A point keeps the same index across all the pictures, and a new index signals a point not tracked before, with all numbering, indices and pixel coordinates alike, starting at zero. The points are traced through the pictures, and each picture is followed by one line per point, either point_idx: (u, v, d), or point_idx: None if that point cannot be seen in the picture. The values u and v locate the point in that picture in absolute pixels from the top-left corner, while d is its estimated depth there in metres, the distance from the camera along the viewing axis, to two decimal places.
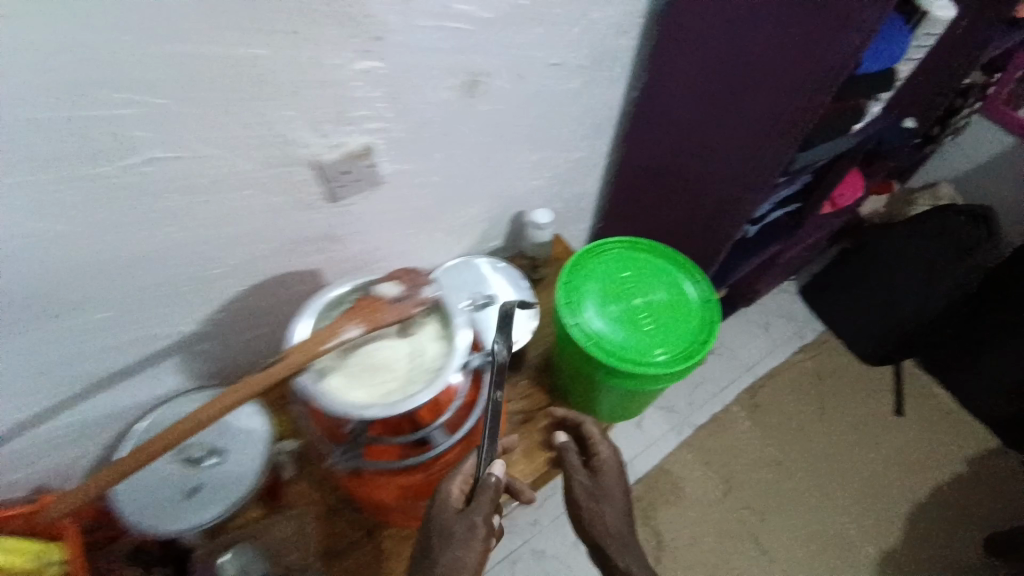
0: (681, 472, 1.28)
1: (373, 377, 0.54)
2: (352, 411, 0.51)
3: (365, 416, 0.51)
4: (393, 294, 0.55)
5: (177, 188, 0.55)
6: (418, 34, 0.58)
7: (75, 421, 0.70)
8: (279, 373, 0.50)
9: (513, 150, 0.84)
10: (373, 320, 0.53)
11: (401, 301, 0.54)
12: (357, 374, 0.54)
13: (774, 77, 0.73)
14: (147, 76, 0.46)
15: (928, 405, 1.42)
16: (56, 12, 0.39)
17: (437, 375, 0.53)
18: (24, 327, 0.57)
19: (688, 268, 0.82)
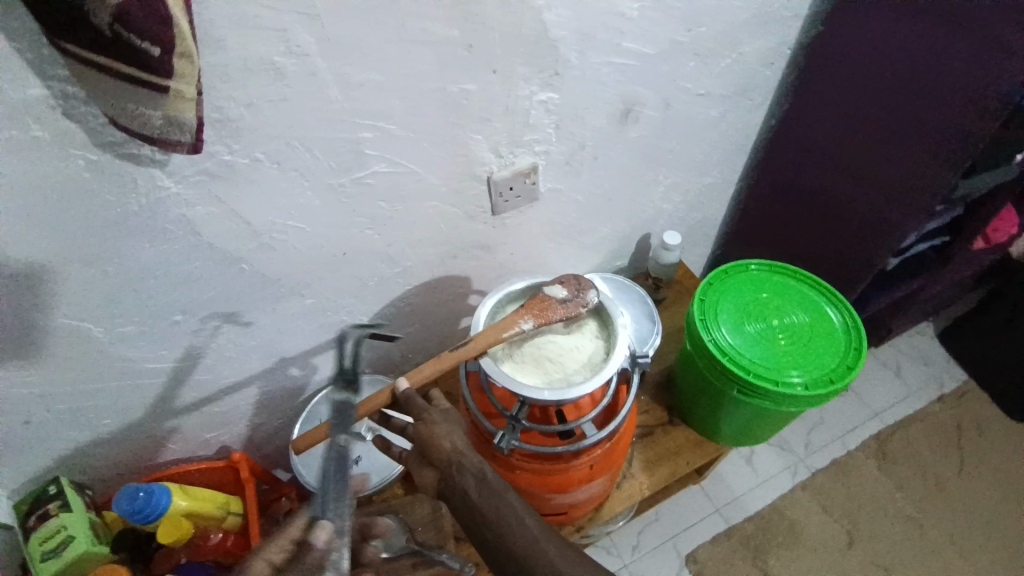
0: (798, 514, 1.21)
1: (543, 365, 0.63)
2: (530, 390, 0.59)
3: (542, 396, 0.59)
4: (561, 296, 0.63)
5: (384, 197, 0.66)
6: (591, 69, 0.66)
7: (267, 392, 0.83)
8: (469, 354, 0.60)
9: (652, 174, 0.89)
10: (545, 317, 0.62)
11: (568, 302, 0.63)
12: (530, 361, 0.63)
13: (927, 104, 0.73)
14: (386, 106, 0.57)
15: None
16: (344, 58, 0.52)
17: (602, 367, 0.61)
18: (255, 308, 0.69)
19: (831, 295, 0.81)
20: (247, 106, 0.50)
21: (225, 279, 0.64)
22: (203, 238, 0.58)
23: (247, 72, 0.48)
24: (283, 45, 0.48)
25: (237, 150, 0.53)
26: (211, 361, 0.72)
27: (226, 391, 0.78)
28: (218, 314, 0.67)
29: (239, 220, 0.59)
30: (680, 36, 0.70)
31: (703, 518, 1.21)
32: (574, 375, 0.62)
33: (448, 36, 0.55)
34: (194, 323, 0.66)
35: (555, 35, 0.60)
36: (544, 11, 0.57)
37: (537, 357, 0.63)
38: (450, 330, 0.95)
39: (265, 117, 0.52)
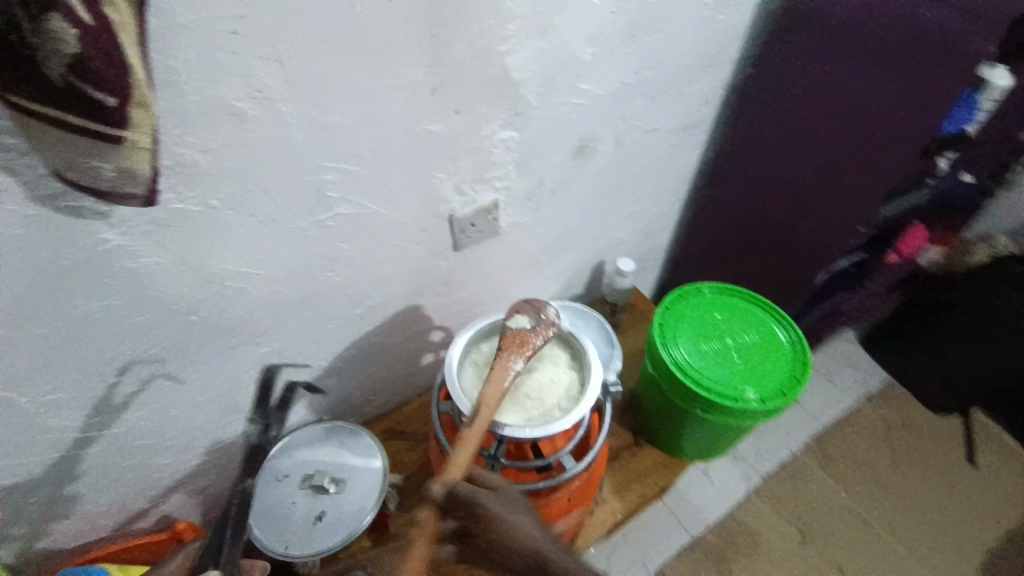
0: (754, 521, 1.26)
1: (524, 402, 0.63)
2: (516, 431, 0.59)
3: (527, 435, 0.59)
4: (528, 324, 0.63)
5: (347, 238, 0.65)
6: (550, 108, 0.69)
7: (218, 449, 0.76)
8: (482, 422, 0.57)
9: (606, 205, 0.92)
10: (528, 351, 0.61)
11: (539, 327, 0.63)
12: (518, 400, 0.63)
13: (859, 135, 0.81)
14: (351, 147, 0.57)
15: (1000, 454, 1.39)
16: (309, 101, 0.51)
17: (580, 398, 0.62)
18: (207, 360, 0.64)
19: (779, 314, 0.87)
20: (202, 151, 0.47)
21: (174, 333, 0.59)
22: (151, 290, 0.54)
23: (204, 117, 0.46)
24: (244, 90, 0.46)
25: (192, 197, 0.50)
26: (157, 422, 0.66)
27: (173, 451, 0.71)
28: (165, 371, 0.61)
29: (191, 269, 0.55)
30: (629, 79, 0.75)
31: (668, 535, 1.23)
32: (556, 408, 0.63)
33: (416, 79, 0.55)
34: (138, 382, 0.60)
35: (517, 78, 0.63)
36: (506, 56, 0.60)
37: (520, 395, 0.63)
38: (413, 368, 0.93)
39: (223, 161, 0.49)
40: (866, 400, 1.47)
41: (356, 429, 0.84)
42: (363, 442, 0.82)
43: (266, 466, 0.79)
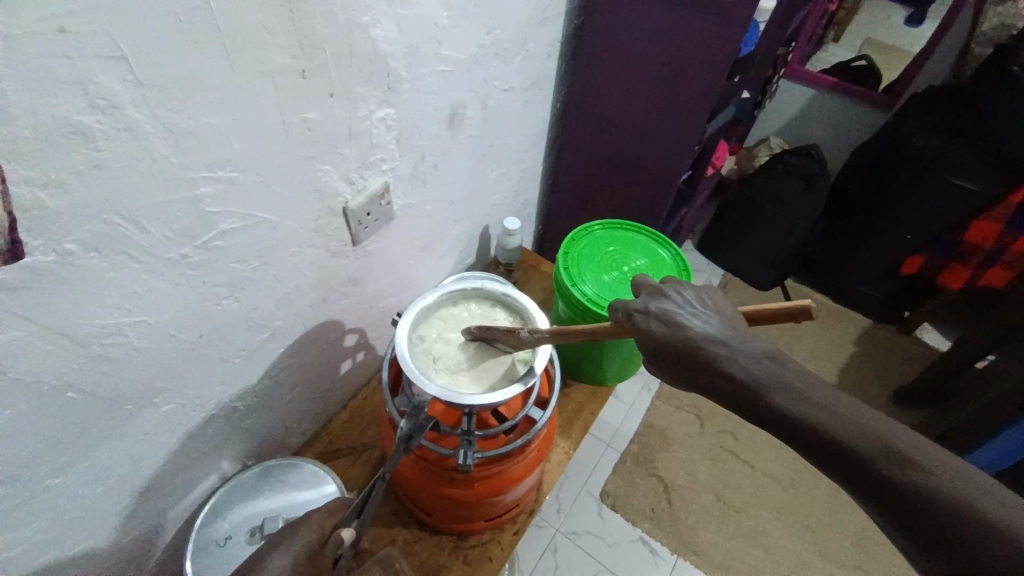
0: (662, 419, 1.43)
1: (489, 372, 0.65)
2: (498, 396, 0.60)
3: (508, 396, 0.60)
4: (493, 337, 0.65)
5: (238, 257, 0.57)
6: (420, 79, 0.68)
7: (131, 540, 0.64)
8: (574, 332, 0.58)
9: (483, 170, 0.94)
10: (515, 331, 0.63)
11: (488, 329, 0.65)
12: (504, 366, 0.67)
13: (680, 65, 0.93)
14: (226, 153, 0.50)
15: (814, 304, 1.73)
16: (167, 104, 0.43)
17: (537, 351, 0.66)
18: (99, 441, 0.53)
19: (657, 237, 0.99)
20: (43, 187, 0.38)
21: (48, 421, 0.47)
22: (10, 374, 0.42)
23: (40, 143, 0.37)
24: (83, 100, 0.37)
25: (43, 246, 0.40)
26: (49, 535, 0.54)
27: (77, 560, 0.59)
28: (49, 469, 0.50)
29: (58, 337, 0.44)
30: (485, 40, 0.76)
31: (600, 457, 1.36)
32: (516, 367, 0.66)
33: (282, 65, 0.50)
34: (14, 494, 0.48)
35: (384, 50, 0.60)
36: (372, 28, 0.57)
37: (480, 350, 0.67)
38: (332, 381, 0.86)
39: (76, 194, 0.40)
40: None
41: (295, 462, 0.77)
42: (309, 470, 0.77)
43: (200, 533, 0.69)
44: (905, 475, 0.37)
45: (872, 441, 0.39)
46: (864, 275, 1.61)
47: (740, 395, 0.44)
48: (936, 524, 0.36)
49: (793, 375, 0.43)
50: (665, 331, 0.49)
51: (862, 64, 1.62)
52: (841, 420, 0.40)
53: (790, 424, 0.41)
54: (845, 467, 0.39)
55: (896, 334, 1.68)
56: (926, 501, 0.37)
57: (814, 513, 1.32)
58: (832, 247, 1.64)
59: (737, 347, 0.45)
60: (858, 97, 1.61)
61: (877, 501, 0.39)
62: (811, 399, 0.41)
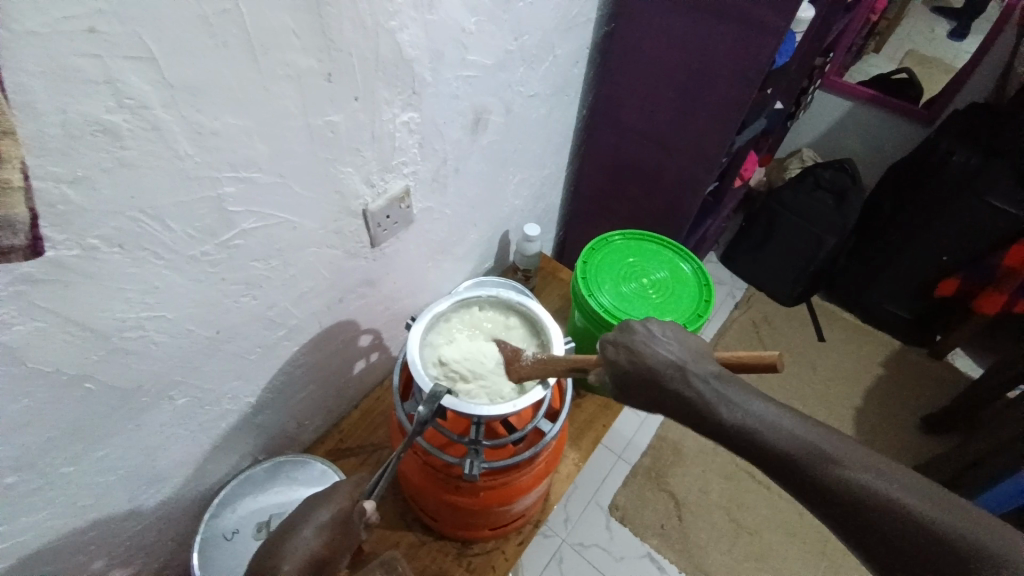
0: (676, 434, 1.40)
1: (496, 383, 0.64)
2: (507, 407, 0.59)
3: (514, 407, 0.59)
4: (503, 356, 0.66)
5: (257, 255, 0.58)
6: (444, 84, 0.68)
7: (141, 529, 0.65)
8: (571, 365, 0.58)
9: (505, 175, 0.94)
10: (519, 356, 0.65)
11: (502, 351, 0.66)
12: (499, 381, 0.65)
13: (711, 76, 0.91)
14: (248, 154, 0.50)
15: (841, 323, 1.68)
16: (192, 105, 0.43)
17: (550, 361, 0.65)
18: (115, 432, 0.54)
19: (679, 249, 0.96)
20: (70, 183, 0.39)
21: (65, 411, 0.48)
22: (31, 363, 0.43)
23: (68, 141, 0.37)
24: (112, 100, 0.38)
25: (66, 241, 0.41)
26: (63, 520, 0.55)
27: (90, 545, 0.60)
28: (65, 458, 0.51)
29: (78, 329, 0.45)
30: (511, 45, 0.75)
31: (611, 468, 1.34)
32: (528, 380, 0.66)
33: (307, 67, 0.50)
34: (32, 480, 0.49)
35: (409, 54, 0.60)
36: (398, 33, 0.57)
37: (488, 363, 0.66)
38: (345, 380, 0.87)
39: (101, 192, 0.41)
40: (736, 308, 1.70)
41: (305, 459, 0.77)
42: (318, 468, 0.77)
43: (208, 527, 0.70)
44: (864, 491, 0.42)
45: (833, 462, 0.43)
46: (893, 296, 1.56)
47: (703, 421, 0.47)
48: (896, 536, 0.41)
49: (746, 397, 0.47)
50: (629, 359, 0.52)
51: (902, 77, 1.56)
52: (804, 444, 0.44)
53: (759, 450, 0.45)
54: (812, 490, 0.43)
55: (925, 359, 1.61)
56: (885, 515, 0.41)
57: (829, 539, 1.28)
58: (859, 266, 1.59)
59: (690, 369, 0.49)
60: (895, 110, 1.57)
61: (843, 520, 0.42)
62: (770, 422, 0.45)
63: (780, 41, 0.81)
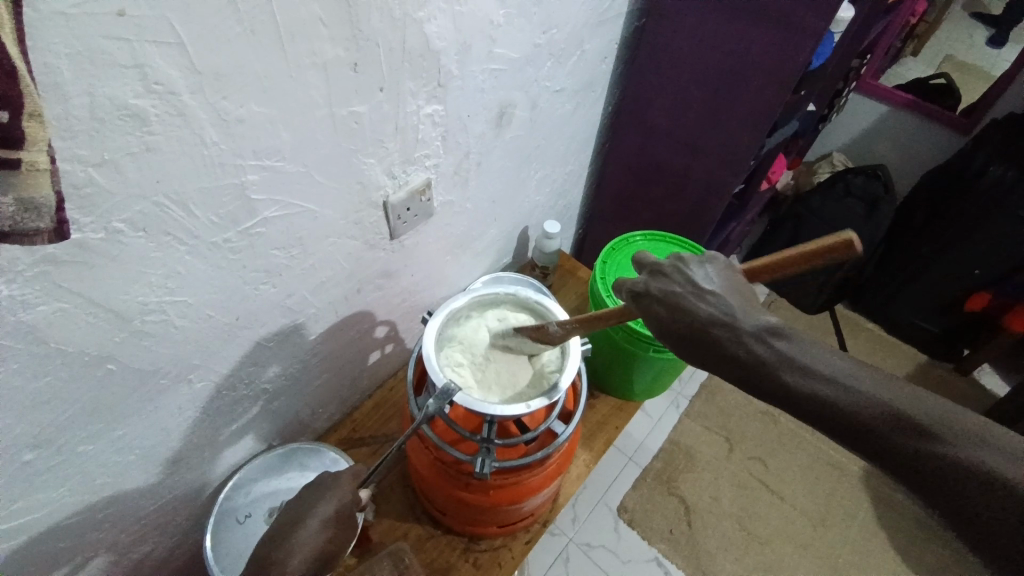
0: (689, 439, 1.38)
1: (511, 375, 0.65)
2: (520, 406, 0.59)
3: (529, 406, 0.59)
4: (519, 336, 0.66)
5: (277, 244, 0.58)
6: (470, 76, 0.67)
7: (155, 507, 0.67)
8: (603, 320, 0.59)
9: (527, 171, 0.93)
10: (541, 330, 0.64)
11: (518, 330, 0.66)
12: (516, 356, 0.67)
13: (743, 76, 0.88)
14: (272, 143, 0.50)
15: (865, 334, 1.63)
16: (218, 92, 0.43)
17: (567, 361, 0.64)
18: (133, 412, 0.55)
19: (702, 253, 0.94)
20: (96, 166, 0.39)
21: (86, 389, 0.49)
22: (54, 342, 0.44)
23: (95, 124, 0.37)
24: (139, 84, 0.38)
25: (90, 223, 0.41)
26: (81, 496, 0.56)
27: (106, 522, 0.61)
28: (83, 436, 0.52)
29: (101, 311, 0.46)
30: (539, 39, 0.74)
31: (621, 470, 1.33)
32: (541, 382, 0.66)
33: (334, 57, 0.50)
34: (52, 455, 0.50)
35: (437, 47, 0.59)
36: (426, 24, 0.56)
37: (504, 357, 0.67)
38: (360, 370, 0.87)
39: (126, 176, 0.41)
40: None
41: (317, 447, 0.78)
42: (329, 458, 0.77)
43: (222, 509, 0.71)
44: (954, 461, 0.37)
45: (915, 427, 0.39)
46: (922, 308, 1.51)
47: (757, 379, 0.44)
48: (996, 511, 0.36)
49: (809, 355, 0.43)
50: (669, 312, 0.48)
51: (940, 82, 1.51)
52: (882, 408, 0.40)
53: (828, 415, 0.41)
54: (891, 457, 0.39)
55: (952, 374, 1.56)
56: (981, 487, 0.36)
57: (842, 554, 1.25)
58: (887, 276, 1.54)
59: (742, 325, 0.45)
60: (936, 117, 1.51)
61: (931, 491, 0.38)
62: (842, 382, 0.41)
63: (818, 41, 0.79)
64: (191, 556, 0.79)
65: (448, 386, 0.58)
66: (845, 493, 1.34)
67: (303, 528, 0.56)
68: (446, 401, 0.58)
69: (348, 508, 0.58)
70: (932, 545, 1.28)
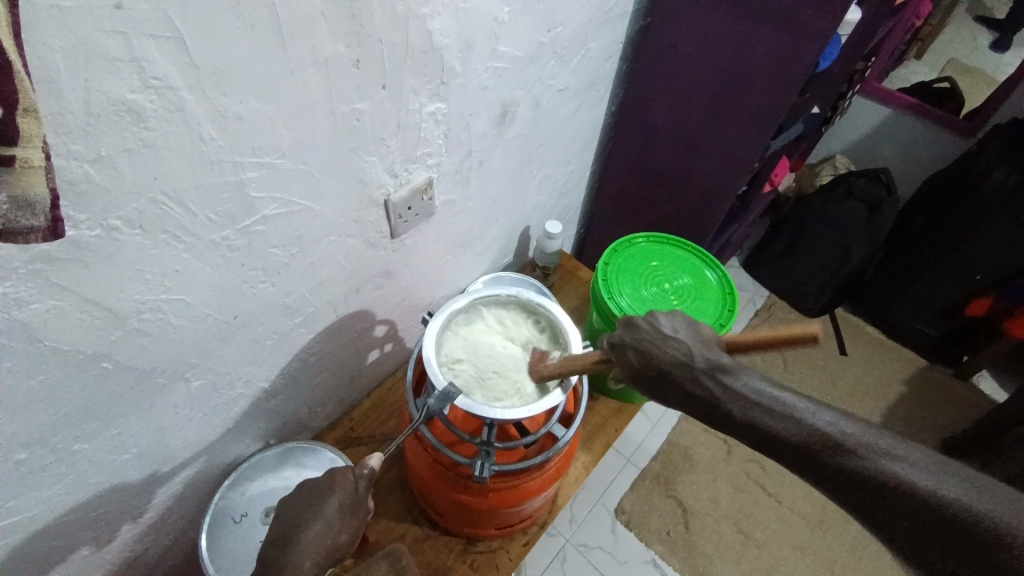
0: (687, 440, 1.38)
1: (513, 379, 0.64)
2: (524, 410, 0.58)
3: (533, 409, 0.58)
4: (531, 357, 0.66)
5: (276, 242, 0.57)
6: (474, 74, 0.66)
7: (150, 507, 0.66)
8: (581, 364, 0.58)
9: (529, 171, 0.92)
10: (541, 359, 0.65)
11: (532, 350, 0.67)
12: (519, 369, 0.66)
13: (748, 79, 0.88)
14: (271, 141, 0.49)
15: (865, 337, 1.63)
16: (216, 89, 0.42)
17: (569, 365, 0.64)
18: (129, 411, 0.54)
19: (704, 256, 0.94)
20: (92, 163, 0.38)
21: (81, 389, 0.48)
22: (48, 341, 0.43)
23: (91, 120, 0.36)
24: (136, 80, 0.37)
25: (86, 221, 0.40)
26: (76, 495, 0.55)
27: (100, 521, 0.61)
28: (78, 435, 0.51)
29: (96, 309, 0.45)
30: (544, 38, 0.73)
31: (619, 472, 1.32)
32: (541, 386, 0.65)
33: (335, 54, 0.49)
34: (46, 455, 0.50)
35: (440, 44, 0.58)
36: (429, 21, 0.55)
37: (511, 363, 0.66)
38: (358, 369, 0.86)
39: (123, 173, 0.40)
40: (756, 316, 1.65)
41: (314, 446, 0.77)
42: (327, 457, 0.76)
43: (218, 509, 0.70)
44: (887, 481, 0.43)
45: (855, 452, 0.43)
46: (921, 313, 1.51)
47: (717, 414, 0.48)
48: (919, 520, 0.42)
49: (764, 393, 0.47)
50: (634, 354, 0.52)
51: (944, 85, 1.53)
52: (829, 437, 0.44)
53: (783, 446, 0.45)
54: (835, 480, 0.44)
55: (950, 379, 1.56)
56: (908, 501, 0.42)
57: (840, 557, 1.25)
58: (888, 280, 1.54)
59: (699, 365, 0.49)
60: (940, 121, 1.49)
61: (868, 506, 0.44)
62: (791, 415, 0.45)
63: (825, 44, 0.78)
64: (186, 555, 0.78)
65: (449, 388, 0.58)
66: (843, 496, 1.33)
67: (300, 529, 0.56)
68: (447, 403, 0.57)
69: (346, 510, 0.57)
70: None
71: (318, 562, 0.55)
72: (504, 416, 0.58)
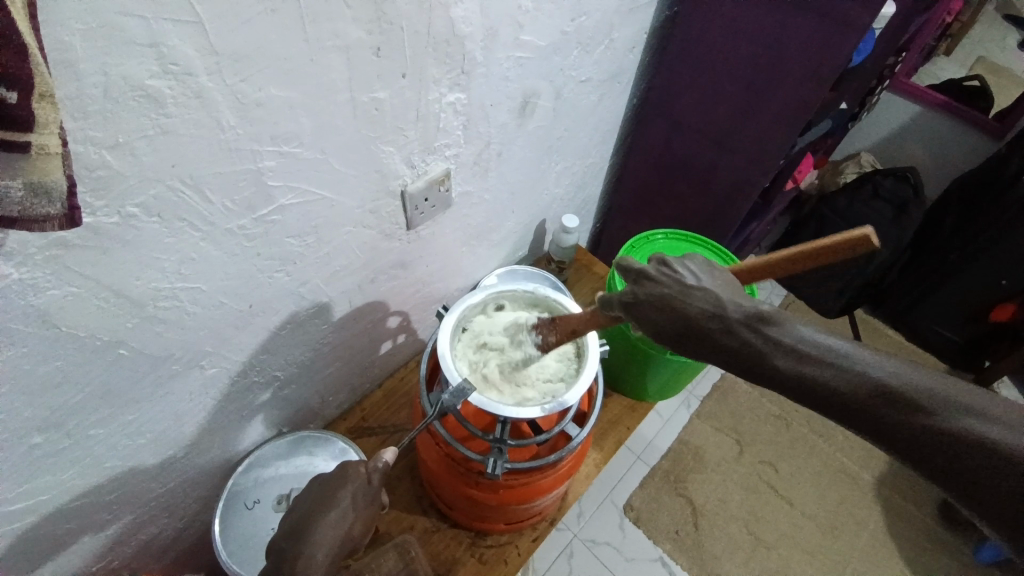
0: (699, 439, 1.36)
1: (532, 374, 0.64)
2: (539, 407, 0.58)
3: (548, 408, 0.58)
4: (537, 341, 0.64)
5: (293, 232, 0.56)
6: (496, 64, 0.64)
7: (162, 491, 0.66)
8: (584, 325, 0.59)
9: (547, 164, 0.91)
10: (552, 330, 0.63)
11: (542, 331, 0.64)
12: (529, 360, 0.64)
13: (778, 72, 0.85)
14: (291, 130, 0.48)
15: (885, 340, 1.59)
16: (236, 75, 0.41)
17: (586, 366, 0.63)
18: (145, 397, 0.55)
19: (725, 255, 0.92)
20: (110, 149, 0.38)
21: (97, 374, 0.48)
22: (65, 327, 0.43)
23: (110, 104, 0.36)
24: (156, 64, 0.37)
25: (103, 207, 0.40)
26: (90, 479, 0.56)
27: (114, 504, 0.61)
28: (93, 420, 0.51)
29: (113, 296, 0.45)
30: (567, 27, 0.71)
31: (628, 468, 1.31)
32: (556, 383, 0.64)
33: (356, 40, 0.48)
34: (62, 438, 0.50)
35: (463, 32, 0.57)
36: (453, 8, 0.54)
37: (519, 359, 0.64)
38: (371, 359, 0.86)
39: (141, 158, 0.40)
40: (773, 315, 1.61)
41: (327, 435, 0.77)
42: (339, 448, 0.76)
43: (230, 494, 0.70)
44: (950, 433, 0.39)
45: (909, 398, 0.40)
46: (945, 315, 1.47)
47: (751, 366, 0.46)
48: (991, 478, 0.38)
49: (800, 340, 0.44)
50: (658, 306, 0.50)
51: (974, 84, 1.47)
52: (879, 386, 0.41)
53: (826, 397, 0.42)
54: (879, 425, 0.41)
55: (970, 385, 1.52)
56: (980, 459, 0.38)
57: (850, 563, 1.23)
58: (911, 281, 1.50)
59: (730, 314, 0.47)
60: (970, 121, 1.44)
61: (935, 465, 0.40)
62: (834, 365, 0.42)
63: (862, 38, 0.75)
64: (199, 538, 0.79)
65: (464, 384, 0.57)
66: (855, 501, 1.31)
67: (314, 520, 0.56)
68: (461, 399, 0.57)
69: (360, 503, 0.57)
70: (941, 558, 1.26)
71: (330, 555, 0.55)
72: (519, 413, 0.57)
